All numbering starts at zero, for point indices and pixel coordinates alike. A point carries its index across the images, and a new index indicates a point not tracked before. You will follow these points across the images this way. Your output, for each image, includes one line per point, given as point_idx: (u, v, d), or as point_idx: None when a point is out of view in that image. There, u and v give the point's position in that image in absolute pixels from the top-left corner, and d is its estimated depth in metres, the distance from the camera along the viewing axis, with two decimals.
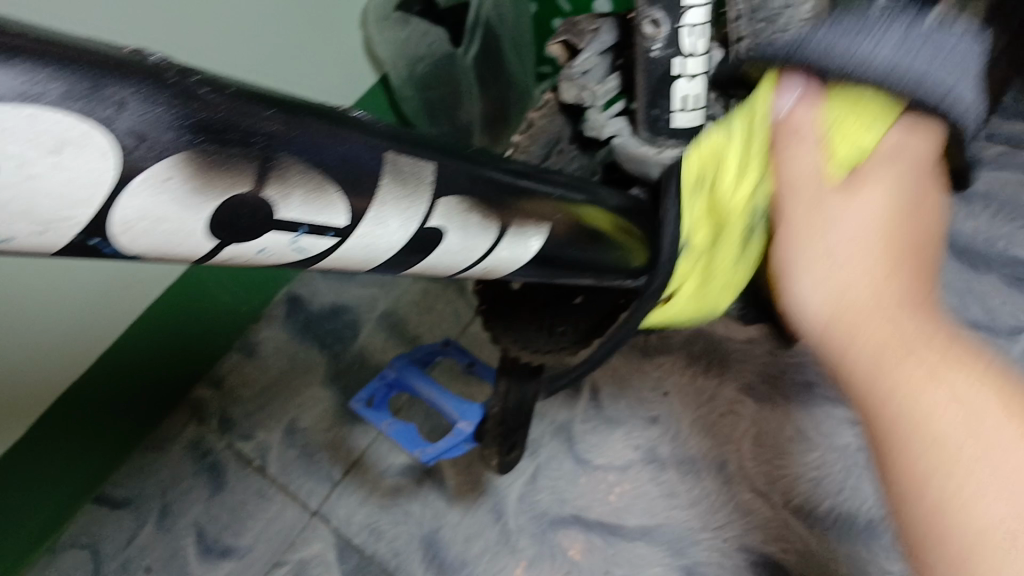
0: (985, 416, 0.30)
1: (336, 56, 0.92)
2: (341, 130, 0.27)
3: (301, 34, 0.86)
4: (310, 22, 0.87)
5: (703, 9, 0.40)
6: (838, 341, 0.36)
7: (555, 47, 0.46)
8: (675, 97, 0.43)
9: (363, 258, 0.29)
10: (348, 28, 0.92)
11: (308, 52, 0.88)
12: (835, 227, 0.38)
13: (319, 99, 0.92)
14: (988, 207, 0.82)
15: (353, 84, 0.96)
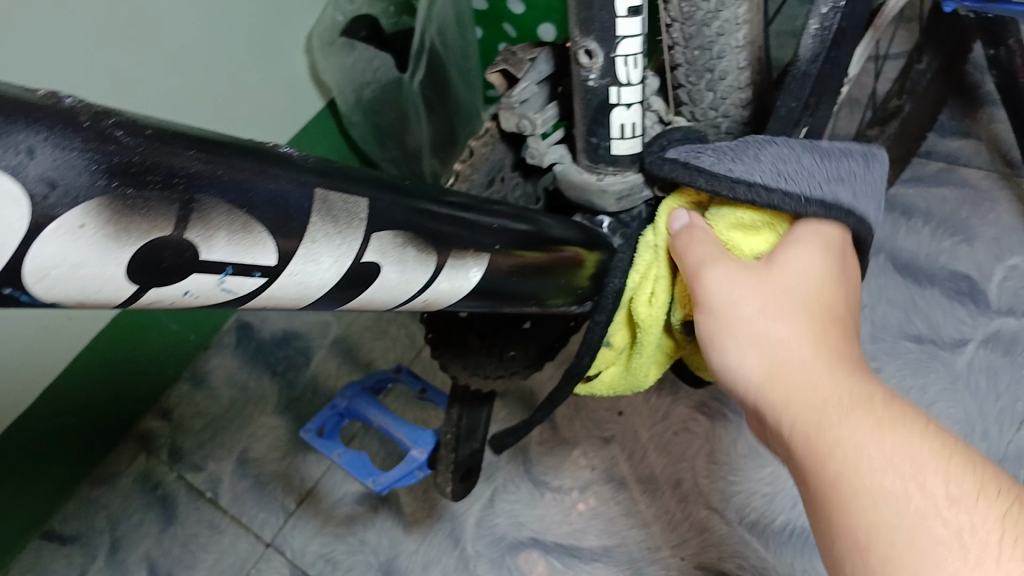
0: (923, 466, 0.32)
1: (282, 82, 0.92)
2: (268, 167, 0.27)
3: (244, 60, 0.86)
4: (253, 48, 0.87)
5: (636, 41, 0.41)
6: (775, 407, 0.37)
7: (494, 76, 0.46)
8: (613, 125, 0.43)
9: (294, 297, 0.29)
10: (293, 53, 0.92)
11: (252, 79, 0.88)
12: (764, 299, 0.40)
13: (264, 126, 0.91)
14: (926, 223, 0.84)
15: (299, 111, 0.95)
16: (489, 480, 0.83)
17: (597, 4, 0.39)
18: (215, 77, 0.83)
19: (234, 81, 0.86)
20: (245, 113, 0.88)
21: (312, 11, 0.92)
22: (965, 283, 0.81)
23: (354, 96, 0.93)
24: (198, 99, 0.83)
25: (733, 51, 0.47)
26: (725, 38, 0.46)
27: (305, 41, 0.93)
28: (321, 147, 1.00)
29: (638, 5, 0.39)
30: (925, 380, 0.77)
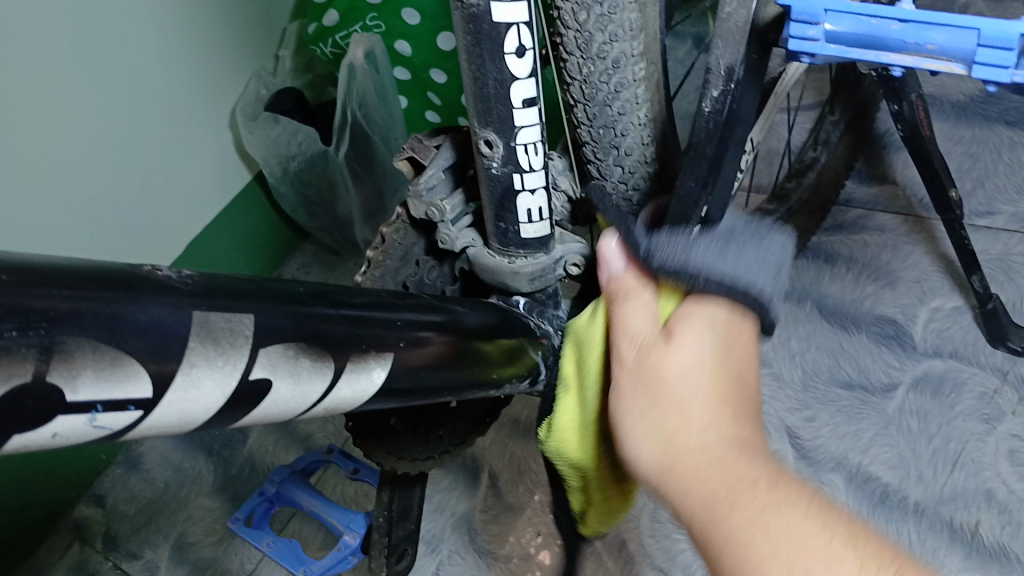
0: (812, 553, 0.29)
1: (207, 161, 0.91)
2: (136, 296, 0.26)
3: (167, 141, 0.85)
4: (176, 130, 0.85)
5: (535, 130, 0.42)
6: (665, 488, 0.32)
7: (401, 164, 0.46)
8: (520, 209, 0.44)
9: (177, 422, 0.28)
10: (220, 130, 0.91)
11: (173, 161, 0.86)
12: (656, 376, 0.34)
13: (190, 205, 0.90)
14: (849, 268, 0.87)
15: (222, 193, 0.94)
16: (434, 552, 0.81)
17: (494, 97, 0.40)
18: (132, 163, 0.81)
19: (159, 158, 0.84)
20: (166, 194, 0.86)
21: (238, 86, 0.92)
22: (891, 326, 0.82)
23: (280, 168, 0.92)
24: (109, 186, 0.80)
25: (636, 129, 0.49)
26: (626, 117, 0.48)
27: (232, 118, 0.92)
28: (251, 220, 0.99)
29: (533, 98, 0.41)
30: (859, 427, 0.77)
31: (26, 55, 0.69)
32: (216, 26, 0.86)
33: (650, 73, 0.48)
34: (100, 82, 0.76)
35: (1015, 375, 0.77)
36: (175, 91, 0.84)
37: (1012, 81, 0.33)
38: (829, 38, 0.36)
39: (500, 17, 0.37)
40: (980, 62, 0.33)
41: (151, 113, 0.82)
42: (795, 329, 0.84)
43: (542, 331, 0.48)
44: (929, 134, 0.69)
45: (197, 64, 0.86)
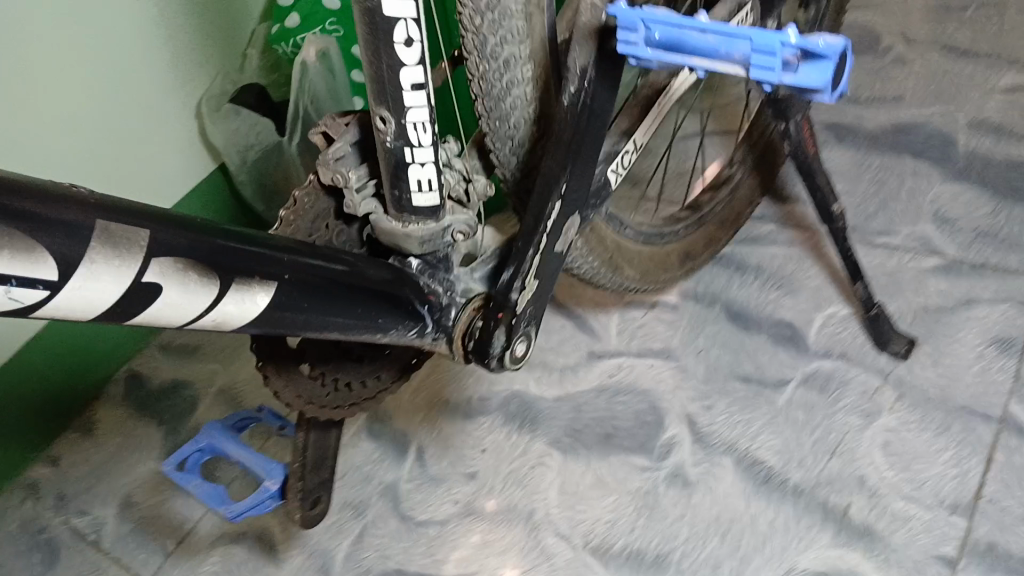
0: None
1: (180, 145, 0.99)
2: (48, 199, 0.33)
3: (111, 81, 0.89)
4: (134, 81, 0.91)
5: (424, 110, 0.49)
6: None
7: (316, 136, 0.54)
8: (411, 179, 0.51)
9: (78, 308, 0.35)
10: (183, 101, 0.98)
11: (139, 126, 0.94)
12: None
13: (160, 184, 0.98)
14: (757, 277, 0.95)
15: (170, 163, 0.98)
16: (360, 516, 0.88)
17: (386, 81, 0.47)
18: (99, 141, 0.90)
19: (129, 137, 0.93)
20: (136, 172, 0.95)
21: (206, 79, 0.99)
22: (788, 329, 0.90)
23: (239, 158, 1.01)
24: (38, 101, 0.83)
25: (525, 123, 0.57)
26: (518, 111, 0.57)
27: (193, 88, 0.98)
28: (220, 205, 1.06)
29: (422, 82, 0.48)
30: (752, 416, 0.84)
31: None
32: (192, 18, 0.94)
33: (538, 75, 0.56)
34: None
35: (895, 375, 0.84)
36: (134, 36, 0.89)
37: (783, 83, 0.40)
38: (648, 41, 0.44)
39: (391, 12, 0.45)
40: (756, 65, 0.40)
41: (119, 97, 0.90)
42: (704, 328, 0.93)
43: (430, 290, 0.55)
44: (814, 154, 0.77)
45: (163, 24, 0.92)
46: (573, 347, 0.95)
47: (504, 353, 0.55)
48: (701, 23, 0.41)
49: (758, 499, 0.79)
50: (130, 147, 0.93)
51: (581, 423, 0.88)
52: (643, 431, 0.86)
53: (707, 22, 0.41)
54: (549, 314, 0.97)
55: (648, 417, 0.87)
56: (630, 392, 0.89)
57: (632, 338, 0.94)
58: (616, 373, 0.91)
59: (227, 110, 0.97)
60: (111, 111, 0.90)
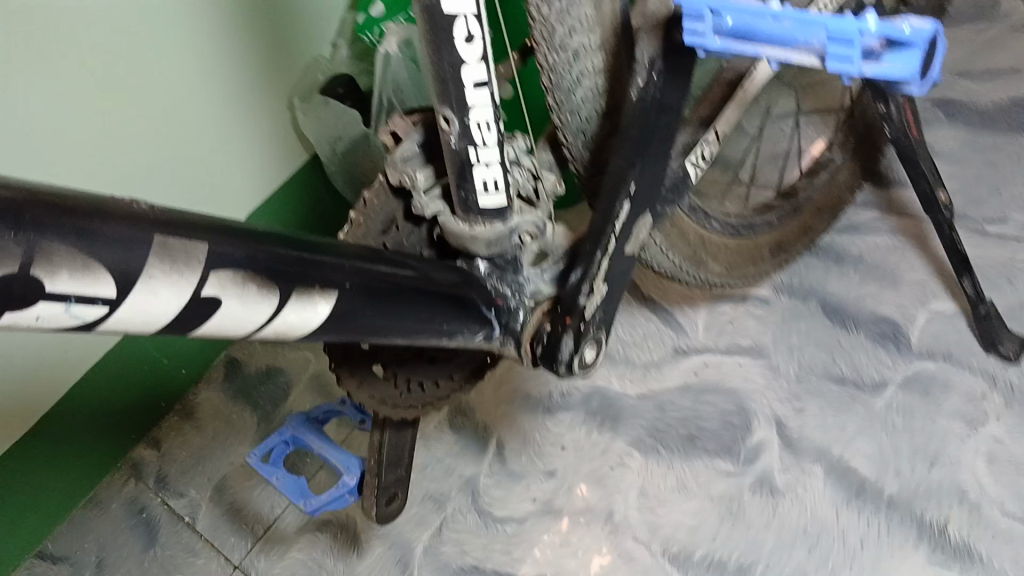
0: None
1: (271, 132, 1.01)
2: (106, 216, 0.33)
3: (199, 89, 0.90)
4: (231, 75, 0.93)
5: (487, 109, 0.48)
6: None
7: (386, 137, 0.55)
8: (476, 179, 0.50)
9: (138, 322, 0.35)
10: (264, 111, 0.99)
11: (234, 118, 0.96)
12: None
13: (253, 173, 1.01)
14: (857, 269, 0.90)
15: (234, 186, 0.99)
16: (440, 509, 0.87)
17: (449, 79, 0.46)
18: (199, 136, 0.93)
19: (224, 130, 0.95)
20: (230, 162, 0.98)
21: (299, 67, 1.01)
22: (889, 326, 0.85)
23: (330, 150, 1.01)
24: (134, 102, 0.85)
25: (597, 116, 0.56)
26: (589, 104, 0.55)
27: (270, 115, 1.00)
28: (307, 200, 1.09)
29: (485, 80, 0.47)
30: (846, 420, 0.80)
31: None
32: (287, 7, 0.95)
33: (609, 66, 0.55)
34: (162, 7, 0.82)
35: (1004, 381, 0.79)
36: (222, 59, 0.91)
37: (863, 74, 0.37)
38: (716, 31, 0.40)
39: (451, 9, 0.44)
40: (835, 56, 0.37)
41: (216, 91, 0.92)
42: (796, 324, 0.88)
43: (498, 293, 0.53)
44: (916, 137, 0.72)
45: (251, 49, 0.94)
46: (657, 342, 0.92)
47: (573, 359, 0.54)
48: (774, 11, 0.38)
49: (850, 509, 0.75)
50: (225, 138, 0.96)
51: (665, 422, 0.85)
52: (729, 433, 0.82)
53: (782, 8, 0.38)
54: (631, 307, 0.95)
55: (734, 418, 0.83)
56: (715, 391, 0.86)
57: (719, 334, 0.90)
58: (702, 370, 0.88)
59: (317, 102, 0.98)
60: (209, 105, 0.92)
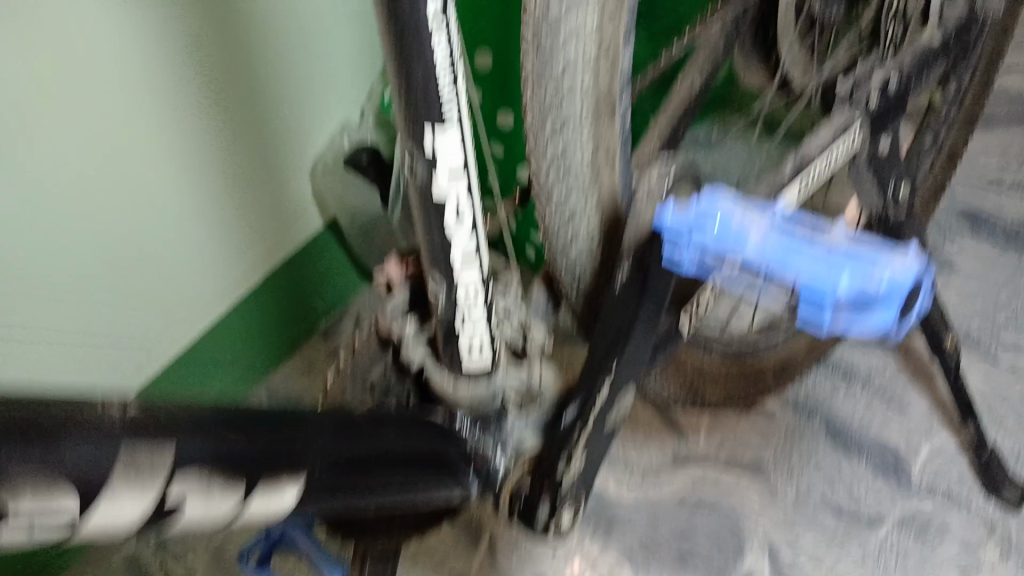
0: None
1: (258, 228, 0.93)
2: (70, 434, 0.33)
3: (192, 179, 0.81)
4: (227, 163, 0.85)
5: (474, 277, 0.48)
6: None
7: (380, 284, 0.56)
8: (462, 344, 0.50)
9: (101, 531, 0.35)
10: (256, 201, 0.91)
11: (224, 211, 0.87)
12: None
13: (234, 269, 0.92)
14: (863, 388, 0.90)
15: (191, 318, 0.88)
16: None
17: (439, 254, 0.47)
18: (182, 232, 0.83)
19: (212, 224, 0.86)
20: (211, 260, 0.88)
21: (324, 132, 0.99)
22: (891, 457, 0.85)
23: (349, 219, 1.01)
24: (124, 193, 0.75)
25: (589, 258, 0.55)
26: (581, 249, 0.55)
27: (250, 241, 0.92)
28: (332, 265, 1.07)
29: (474, 251, 0.47)
30: (840, 555, 0.79)
31: (151, 29, 0.71)
32: (293, 90, 0.90)
33: (607, 216, 0.54)
34: (172, 118, 0.76)
35: (1003, 528, 0.78)
36: (213, 188, 0.84)
37: (834, 325, 0.38)
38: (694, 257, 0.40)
39: (441, 194, 0.44)
40: (812, 307, 0.37)
41: (210, 183, 0.84)
42: (801, 442, 0.87)
43: (479, 449, 0.53)
44: None
45: (242, 184, 0.88)
46: (658, 449, 0.91)
47: (549, 522, 0.55)
48: (756, 254, 0.38)
49: None
50: (211, 233, 0.87)
51: (658, 536, 0.83)
52: (723, 555, 0.81)
53: (763, 251, 0.38)
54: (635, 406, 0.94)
55: (730, 539, 0.82)
56: (712, 508, 0.84)
57: (721, 444, 0.89)
58: (700, 484, 0.87)
59: (340, 172, 0.98)
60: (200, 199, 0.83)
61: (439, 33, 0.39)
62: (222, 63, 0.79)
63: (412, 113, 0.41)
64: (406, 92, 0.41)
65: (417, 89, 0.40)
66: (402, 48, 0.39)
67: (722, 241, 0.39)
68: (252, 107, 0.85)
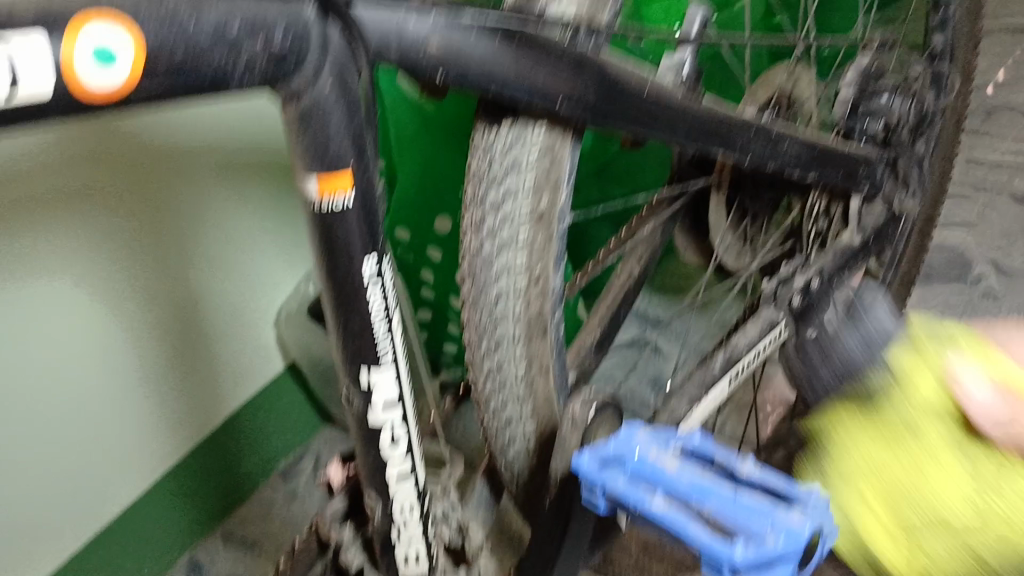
0: None
1: (204, 389, 0.93)
2: None
3: (128, 358, 0.82)
4: (167, 336, 0.86)
5: (412, 492, 0.49)
6: None
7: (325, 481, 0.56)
8: (398, 555, 0.51)
9: None
10: (202, 364, 0.92)
11: (164, 382, 0.87)
12: None
13: (179, 434, 0.91)
14: None
15: (134, 491, 0.88)
16: None
17: (375, 475, 0.48)
18: (119, 410, 0.83)
19: (152, 397, 0.86)
20: (153, 431, 0.88)
21: (283, 288, 1.02)
22: None
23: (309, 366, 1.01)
24: (50, 385, 0.75)
25: (523, 457, 0.55)
26: (516, 445, 0.55)
27: (197, 403, 0.93)
28: (295, 410, 1.09)
29: (409, 470, 0.49)
30: None
31: (91, 242, 0.75)
32: (233, 255, 0.93)
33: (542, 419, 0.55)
34: (105, 323, 0.78)
35: None
36: (150, 367, 0.85)
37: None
38: (605, 500, 0.43)
39: (375, 422, 0.46)
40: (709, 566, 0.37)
41: (147, 358, 0.84)
42: None
43: None
44: None
45: (179, 366, 0.89)
46: None
47: None
48: (655, 505, 0.40)
49: None
50: (150, 406, 0.86)
51: None
52: None
53: (662, 503, 0.40)
54: None
55: None
56: None
57: None
58: None
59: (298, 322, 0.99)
60: (137, 374, 0.83)
61: (377, 288, 0.42)
62: (160, 270, 0.82)
63: (349, 356, 0.44)
64: (343, 338, 0.43)
65: (355, 336, 0.43)
66: (341, 301, 0.42)
67: (626, 493, 0.41)
68: (187, 310, 0.87)
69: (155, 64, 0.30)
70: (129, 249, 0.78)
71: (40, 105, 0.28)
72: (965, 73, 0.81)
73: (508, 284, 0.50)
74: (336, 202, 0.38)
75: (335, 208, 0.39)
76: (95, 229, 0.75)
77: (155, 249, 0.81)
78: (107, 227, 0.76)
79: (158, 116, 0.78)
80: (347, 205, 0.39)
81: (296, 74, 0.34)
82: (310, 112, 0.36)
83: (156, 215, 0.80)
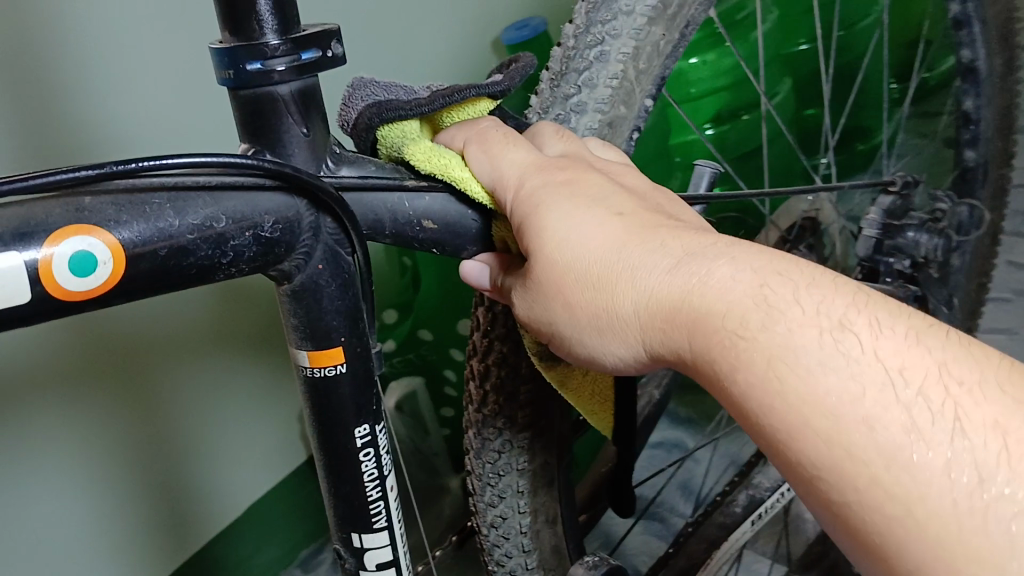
0: None
1: (200, 510, 0.85)
2: None
3: (86, 506, 0.74)
4: (130, 477, 0.77)
5: None
6: None
7: None
8: None
9: None
10: (193, 487, 0.83)
11: (137, 519, 0.79)
12: None
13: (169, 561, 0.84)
14: None
15: None
16: None
17: None
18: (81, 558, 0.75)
19: (122, 537, 0.79)
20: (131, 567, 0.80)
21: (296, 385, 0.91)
22: None
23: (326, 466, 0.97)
24: None
25: None
26: None
27: (194, 525, 0.85)
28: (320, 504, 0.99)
29: None
30: None
31: (65, 434, 0.70)
32: (213, 374, 0.81)
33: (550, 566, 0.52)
34: (71, 512, 0.73)
35: None
36: (116, 510, 0.77)
37: None
38: None
39: None
40: None
41: (108, 500, 0.76)
42: None
43: None
44: None
45: (161, 497, 0.81)
46: None
47: None
48: None
49: None
50: (121, 543, 0.79)
51: None
52: None
53: None
54: None
55: None
56: None
57: None
58: None
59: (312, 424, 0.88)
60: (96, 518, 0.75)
61: (368, 454, 0.41)
62: (143, 451, 0.77)
63: (340, 520, 0.42)
64: (335, 501, 0.42)
65: (345, 499, 0.41)
66: (332, 465, 0.41)
67: None
68: (173, 487, 0.81)
69: (134, 265, 0.29)
70: (80, 415, 0.71)
71: (14, 309, 0.28)
72: (1000, 190, 0.78)
73: (509, 437, 0.48)
74: (328, 368, 0.37)
75: (327, 374, 0.38)
76: (73, 423, 0.70)
77: (137, 434, 0.76)
78: (85, 419, 0.71)
79: (156, 302, 0.73)
80: (339, 371, 0.38)
81: (286, 261, 0.34)
82: (301, 290, 0.35)
83: (117, 373, 0.72)
